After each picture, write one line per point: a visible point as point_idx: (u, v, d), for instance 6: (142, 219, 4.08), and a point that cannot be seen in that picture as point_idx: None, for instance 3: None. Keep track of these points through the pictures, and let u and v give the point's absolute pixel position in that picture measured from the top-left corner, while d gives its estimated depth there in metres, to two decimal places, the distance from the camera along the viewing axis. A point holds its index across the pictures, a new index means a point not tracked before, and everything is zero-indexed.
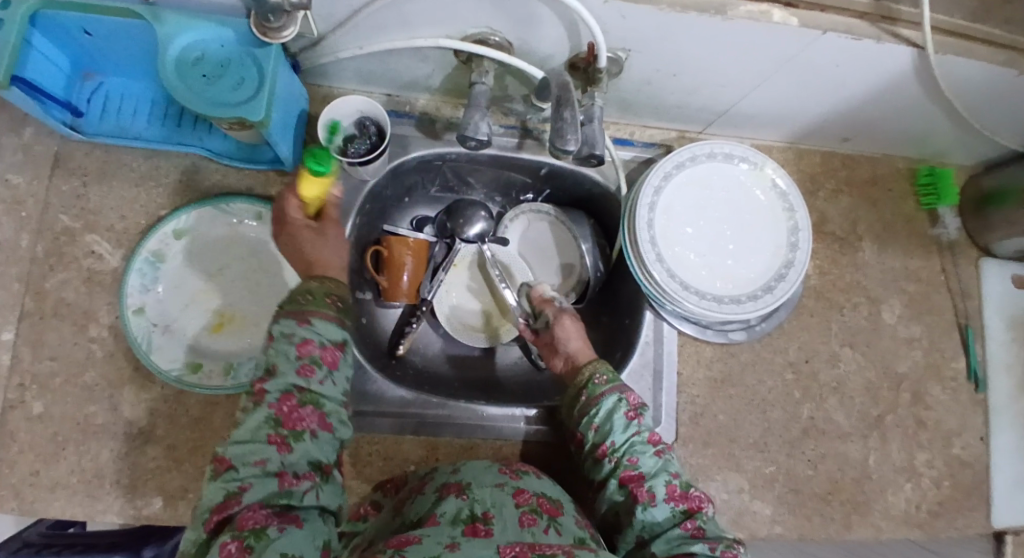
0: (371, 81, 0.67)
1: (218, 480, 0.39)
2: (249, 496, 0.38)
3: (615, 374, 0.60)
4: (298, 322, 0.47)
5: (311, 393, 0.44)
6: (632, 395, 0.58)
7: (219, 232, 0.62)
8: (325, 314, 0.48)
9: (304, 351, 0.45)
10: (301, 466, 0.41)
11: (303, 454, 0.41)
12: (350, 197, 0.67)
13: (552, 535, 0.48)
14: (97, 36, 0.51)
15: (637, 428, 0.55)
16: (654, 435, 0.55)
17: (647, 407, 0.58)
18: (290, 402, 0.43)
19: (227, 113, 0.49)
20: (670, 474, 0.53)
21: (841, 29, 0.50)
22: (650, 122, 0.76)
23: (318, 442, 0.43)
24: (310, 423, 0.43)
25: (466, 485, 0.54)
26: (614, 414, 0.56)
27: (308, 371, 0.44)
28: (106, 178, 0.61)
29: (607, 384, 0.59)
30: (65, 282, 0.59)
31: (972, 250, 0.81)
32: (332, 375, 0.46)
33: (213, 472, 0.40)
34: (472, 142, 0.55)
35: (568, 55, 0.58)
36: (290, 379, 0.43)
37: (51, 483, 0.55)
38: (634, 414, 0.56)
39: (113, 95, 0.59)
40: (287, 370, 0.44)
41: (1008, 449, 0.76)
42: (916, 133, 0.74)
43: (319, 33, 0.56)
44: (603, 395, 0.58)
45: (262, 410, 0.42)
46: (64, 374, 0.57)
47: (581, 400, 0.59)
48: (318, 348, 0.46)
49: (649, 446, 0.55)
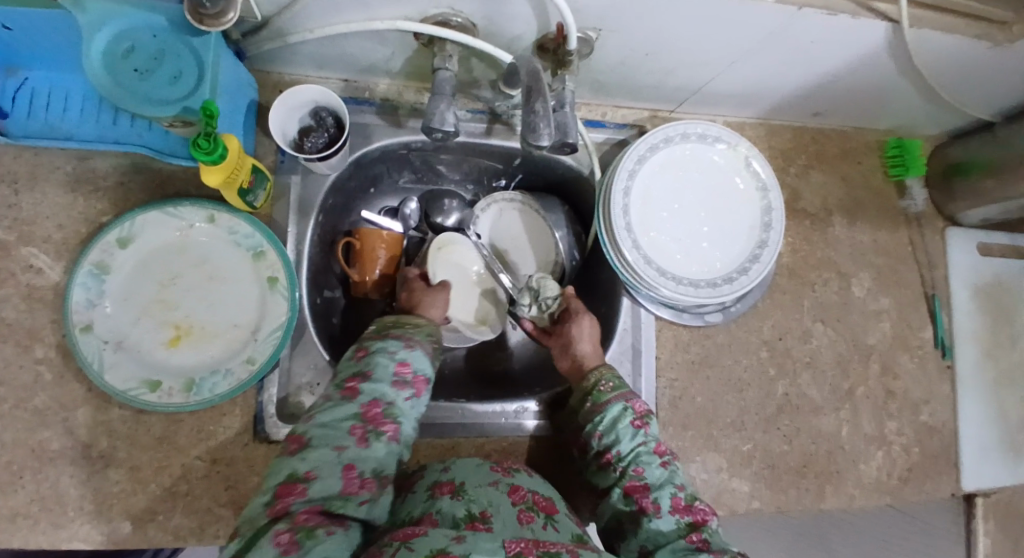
0: (326, 66, 0.62)
1: (292, 458, 0.43)
2: (312, 483, 0.41)
3: (619, 382, 0.60)
4: (403, 344, 0.54)
5: (394, 406, 0.49)
6: (638, 403, 0.58)
7: (169, 239, 0.57)
8: (424, 348, 0.56)
9: (400, 370, 0.52)
10: (368, 468, 0.44)
11: (373, 457, 0.45)
12: (309, 192, 0.64)
13: (551, 532, 0.48)
14: (16, 29, 0.46)
15: (644, 438, 0.56)
16: (660, 446, 0.55)
17: (653, 419, 0.58)
18: (376, 407, 0.48)
19: (167, 111, 0.45)
20: (676, 487, 0.53)
21: (817, 5, 0.49)
22: (621, 102, 0.73)
23: (388, 451, 0.47)
24: (387, 431, 0.47)
25: (460, 484, 0.52)
26: (619, 422, 0.56)
27: (398, 386, 0.50)
28: (38, 184, 0.56)
29: (613, 391, 0.59)
30: (1, 300, 0.54)
31: (938, 220, 0.83)
32: (415, 399, 0.51)
33: (288, 452, 0.44)
34: (438, 134, 0.52)
35: (536, 35, 0.55)
36: (382, 388, 0.49)
37: (9, 514, 0.52)
38: (640, 423, 0.57)
39: (40, 90, 0.54)
40: (383, 378, 0.50)
41: (970, 412, 0.79)
42: (884, 107, 0.75)
43: (263, 16, 0.51)
44: (608, 402, 0.58)
45: (352, 406, 0.47)
46: (11, 399, 0.53)
47: (595, 396, 0.59)
48: (411, 373, 0.52)
49: (656, 457, 0.54)
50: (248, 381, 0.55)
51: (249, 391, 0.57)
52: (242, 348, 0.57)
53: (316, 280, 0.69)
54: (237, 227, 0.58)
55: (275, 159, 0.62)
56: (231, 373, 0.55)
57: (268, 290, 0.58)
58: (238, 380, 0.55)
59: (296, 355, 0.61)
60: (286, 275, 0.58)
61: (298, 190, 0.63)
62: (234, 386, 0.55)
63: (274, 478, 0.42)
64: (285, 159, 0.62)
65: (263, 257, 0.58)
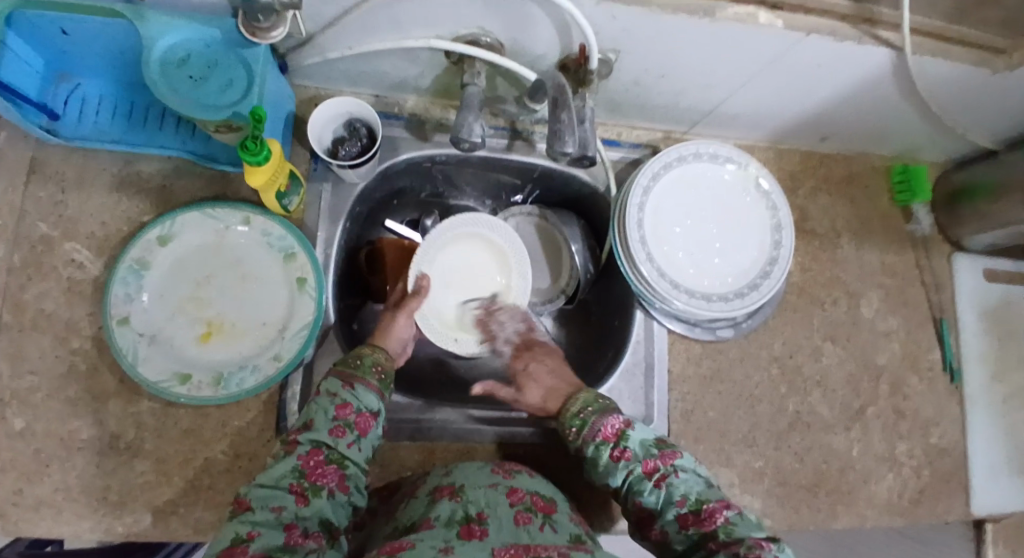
0: (359, 82, 0.66)
1: (233, 521, 0.42)
2: (255, 543, 0.40)
3: (585, 420, 0.56)
4: (342, 386, 0.52)
5: (336, 454, 0.48)
6: (609, 429, 0.54)
7: (205, 239, 0.60)
8: (369, 384, 0.55)
9: (341, 413, 0.50)
10: (311, 524, 0.44)
11: (315, 512, 0.45)
12: (339, 200, 0.67)
13: (548, 533, 0.47)
14: (73, 36, 0.50)
15: (628, 467, 0.52)
16: (646, 466, 0.52)
17: (631, 433, 0.54)
18: (317, 456, 0.47)
19: (217, 116, 0.48)
20: (677, 504, 0.49)
21: (824, 32, 0.52)
22: (636, 123, 0.77)
23: (333, 502, 0.46)
24: (328, 482, 0.47)
25: (460, 486, 0.51)
26: (598, 465, 0.54)
27: (339, 433, 0.49)
28: (85, 185, 0.60)
29: (579, 436, 0.56)
30: (43, 293, 0.57)
31: (945, 244, 0.85)
32: (358, 441, 0.50)
33: (232, 514, 0.43)
34: (465, 145, 0.55)
35: (558, 55, 0.58)
36: (321, 437, 0.48)
37: (35, 501, 0.53)
38: (618, 452, 0.53)
39: (92, 96, 0.58)
40: (323, 427, 0.49)
41: (982, 435, 0.79)
42: (889, 133, 0.78)
43: (308, 34, 0.55)
44: (583, 449, 0.55)
45: (291, 460, 0.46)
46: (45, 388, 0.55)
47: (577, 443, 0.56)
48: (354, 413, 0.51)
49: (647, 480, 0.51)
50: (274, 377, 0.56)
51: (273, 389, 0.59)
52: (269, 346, 0.59)
53: (341, 284, 0.72)
54: (270, 229, 0.61)
55: (308, 166, 0.66)
56: (259, 369, 0.57)
57: (296, 291, 0.60)
58: (265, 376, 0.57)
59: (320, 355, 0.63)
60: (315, 276, 0.60)
61: (328, 198, 0.66)
62: (260, 382, 0.56)
63: (216, 545, 0.41)
64: (317, 168, 0.66)
65: (294, 259, 0.61)
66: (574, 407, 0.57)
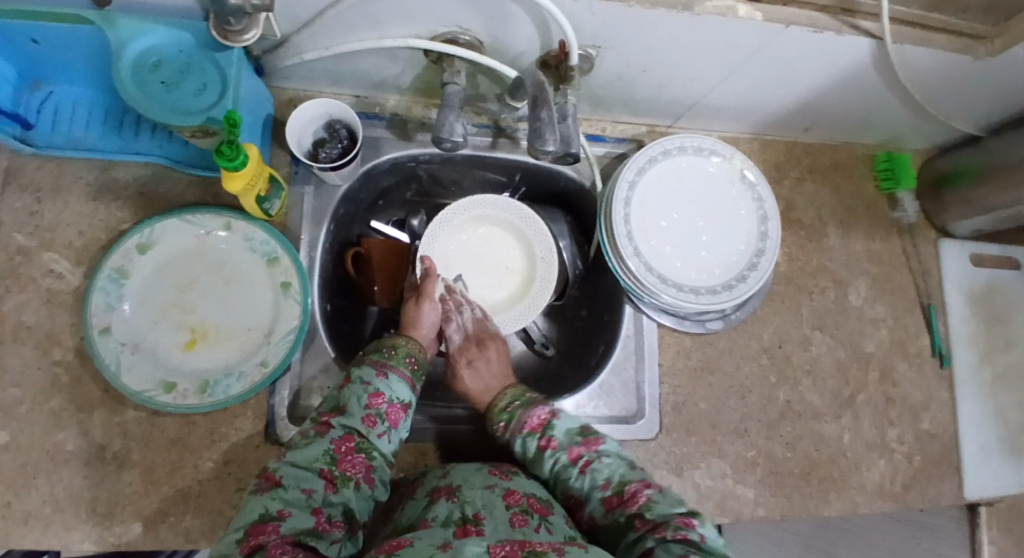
0: (339, 83, 0.66)
1: (263, 495, 0.42)
2: (286, 523, 0.40)
3: (511, 413, 0.60)
4: (377, 375, 0.54)
5: (366, 443, 0.49)
6: (535, 420, 0.58)
7: (187, 245, 0.59)
8: (400, 374, 0.56)
9: (374, 402, 0.51)
10: (336, 512, 0.44)
11: (341, 501, 0.45)
12: (322, 203, 0.66)
13: (544, 535, 0.47)
14: (44, 44, 0.49)
15: (555, 455, 0.55)
16: (571, 452, 0.55)
17: (556, 423, 0.57)
18: (348, 443, 0.48)
19: (192, 120, 0.47)
20: (601, 487, 0.52)
21: (804, 23, 0.52)
22: (620, 117, 0.77)
23: (358, 493, 0.46)
24: (356, 473, 0.47)
25: (457, 487, 0.51)
26: (529, 455, 0.57)
27: (371, 422, 0.50)
28: (62, 194, 0.59)
29: (507, 430, 0.59)
30: (22, 304, 0.56)
31: (932, 231, 0.85)
32: (388, 433, 0.51)
33: (258, 487, 0.43)
34: (447, 144, 0.54)
35: (539, 52, 0.58)
36: (354, 423, 0.49)
37: (22, 514, 0.52)
38: (545, 441, 0.56)
39: (65, 104, 0.57)
40: (355, 414, 0.50)
41: (971, 418, 0.80)
42: (873, 121, 0.78)
43: (284, 35, 0.54)
44: (513, 444, 0.58)
45: (323, 443, 0.47)
46: (29, 400, 0.54)
47: (506, 437, 0.59)
48: (386, 404, 0.52)
49: (572, 466, 0.54)
50: (261, 383, 0.56)
51: (261, 394, 0.58)
52: (255, 351, 0.58)
53: (328, 286, 0.71)
54: (253, 233, 0.60)
55: (290, 169, 0.65)
56: (245, 375, 0.57)
57: (281, 295, 0.60)
58: (251, 382, 0.56)
59: (306, 360, 0.62)
60: (300, 280, 0.60)
61: (312, 201, 0.65)
62: (247, 389, 0.56)
63: (243, 518, 0.40)
64: (299, 170, 0.65)
65: (278, 262, 0.60)
66: (502, 402, 0.61)
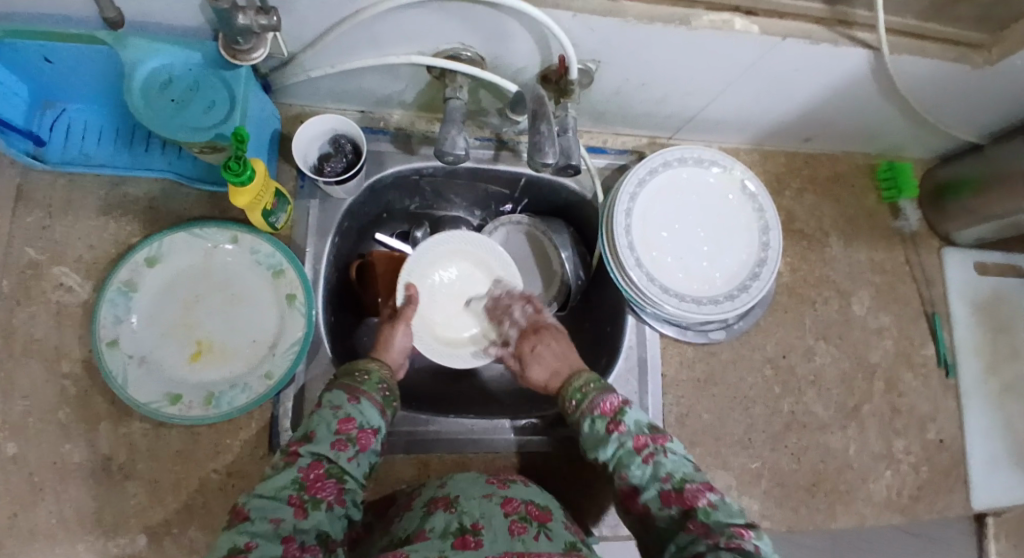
0: (345, 100, 0.67)
1: (230, 531, 0.42)
2: (250, 555, 0.40)
3: (584, 393, 0.58)
4: (348, 400, 0.52)
5: (336, 468, 0.48)
6: (608, 404, 0.55)
7: (195, 258, 0.60)
8: (375, 398, 0.54)
9: (343, 427, 0.50)
10: (309, 537, 0.44)
11: (314, 525, 0.44)
12: (326, 216, 0.67)
13: (543, 542, 0.46)
14: (57, 64, 0.51)
15: (619, 439, 0.53)
16: (639, 440, 0.52)
17: (627, 410, 0.55)
18: (317, 470, 0.47)
19: (197, 137, 0.48)
20: (662, 480, 0.50)
21: (799, 36, 0.52)
22: (621, 130, 0.78)
23: (331, 515, 0.46)
24: (327, 495, 0.46)
25: (455, 497, 0.51)
26: (593, 437, 0.54)
27: (340, 447, 0.49)
28: (73, 209, 0.60)
29: (577, 408, 0.57)
30: (32, 317, 0.57)
31: (935, 240, 0.85)
32: (359, 457, 0.50)
33: (228, 523, 0.43)
34: (449, 158, 0.55)
35: (540, 67, 0.59)
36: (322, 449, 0.48)
37: (29, 527, 0.53)
38: (613, 424, 0.54)
39: (76, 121, 0.59)
40: (324, 440, 0.49)
41: (980, 428, 0.79)
42: (873, 132, 0.78)
43: (290, 54, 0.55)
44: (579, 423, 0.56)
45: (292, 471, 0.46)
46: (37, 414, 0.55)
47: (575, 417, 0.57)
48: (356, 429, 0.50)
49: (637, 455, 0.52)
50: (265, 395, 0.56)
51: (265, 406, 0.59)
52: (259, 364, 0.59)
53: (332, 299, 0.72)
54: (259, 247, 0.61)
55: (295, 184, 0.66)
56: (250, 387, 0.57)
57: (286, 308, 0.60)
58: (256, 394, 0.57)
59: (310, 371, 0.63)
60: (304, 292, 0.60)
61: (316, 214, 0.66)
62: (251, 401, 0.56)
63: (214, 554, 0.41)
64: (304, 184, 0.66)
65: (283, 275, 0.61)
66: (577, 381, 0.59)
